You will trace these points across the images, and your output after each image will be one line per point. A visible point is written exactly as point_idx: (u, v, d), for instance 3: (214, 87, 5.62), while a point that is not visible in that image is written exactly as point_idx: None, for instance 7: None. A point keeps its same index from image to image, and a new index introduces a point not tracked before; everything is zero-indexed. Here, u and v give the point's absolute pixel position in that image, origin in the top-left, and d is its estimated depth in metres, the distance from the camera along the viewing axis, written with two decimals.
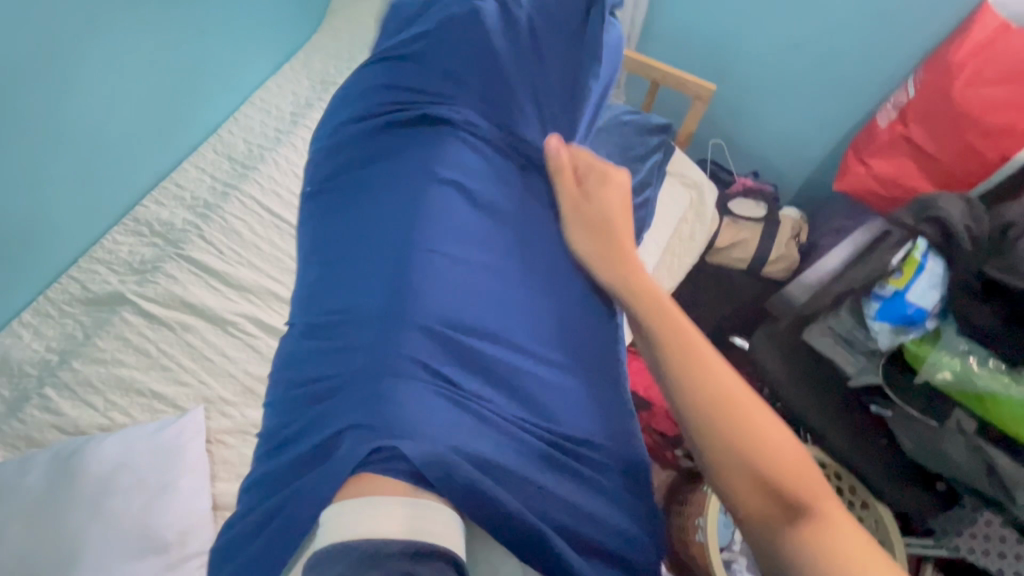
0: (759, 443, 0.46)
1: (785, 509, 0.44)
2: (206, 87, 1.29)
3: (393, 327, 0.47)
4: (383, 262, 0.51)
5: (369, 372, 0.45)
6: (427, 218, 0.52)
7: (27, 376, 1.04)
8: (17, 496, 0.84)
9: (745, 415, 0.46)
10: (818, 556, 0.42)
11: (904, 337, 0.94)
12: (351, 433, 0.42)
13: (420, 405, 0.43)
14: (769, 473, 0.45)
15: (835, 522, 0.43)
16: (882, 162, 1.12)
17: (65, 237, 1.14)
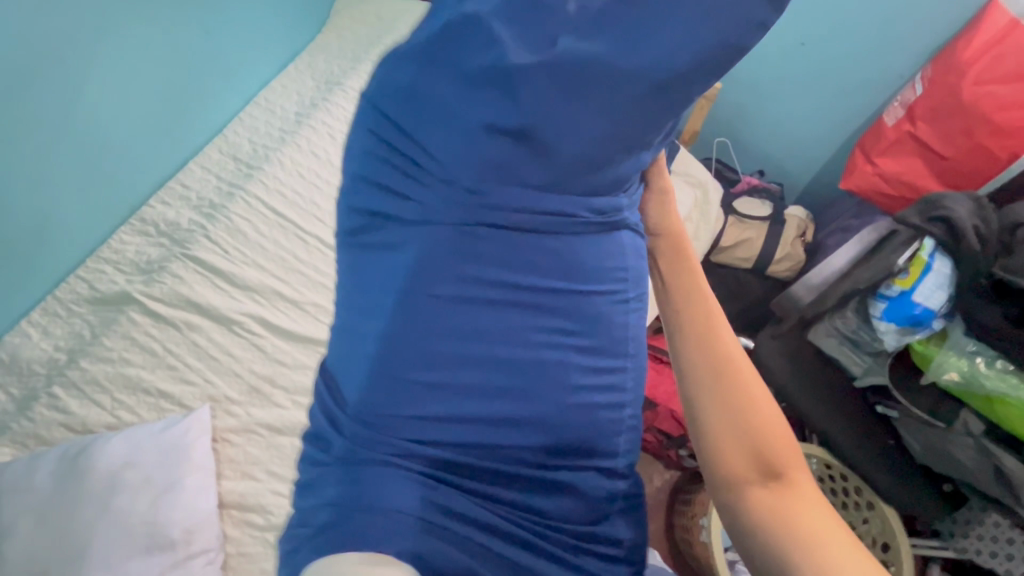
0: (745, 409, 0.51)
1: (755, 470, 0.50)
2: (211, 87, 1.29)
3: (390, 409, 0.46)
4: (387, 330, 0.46)
5: (353, 462, 0.46)
6: (424, 306, 0.46)
7: (35, 375, 1.05)
8: (25, 494, 0.85)
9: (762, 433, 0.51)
10: (777, 515, 0.47)
11: (912, 337, 0.93)
12: (334, 499, 0.45)
13: (400, 492, 0.45)
14: (749, 435, 0.51)
15: (801, 493, 0.49)
16: (890, 162, 1.11)
17: (73, 237, 1.15)
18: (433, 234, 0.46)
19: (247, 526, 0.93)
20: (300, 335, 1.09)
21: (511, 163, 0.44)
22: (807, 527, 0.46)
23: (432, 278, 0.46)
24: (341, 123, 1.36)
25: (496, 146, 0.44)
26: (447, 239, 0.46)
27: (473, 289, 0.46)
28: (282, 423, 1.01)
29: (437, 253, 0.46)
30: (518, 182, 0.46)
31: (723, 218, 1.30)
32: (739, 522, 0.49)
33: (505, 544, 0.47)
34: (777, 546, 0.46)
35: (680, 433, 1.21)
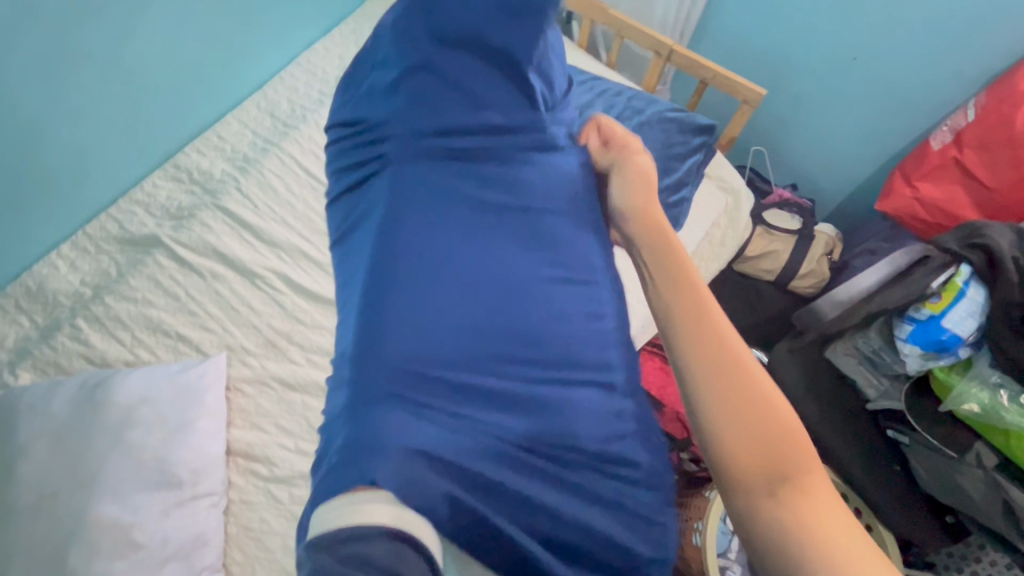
0: (756, 409, 0.47)
1: (767, 478, 0.45)
2: (256, 42, 1.30)
3: (371, 342, 0.44)
4: (384, 255, 0.47)
5: (353, 405, 0.43)
6: (424, 231, 0.49)
7: (60, 307, 1.07)
8: (44, 417, 0.88)
9: (747, 386, 0.48)
10: (793, 523, 0.43)
11: (934, 363, 0.93)
12: (340, 444, 0.42)
13: (397, 426, 0.42)
14: (759, 437, 0.46)
15: (816, 497, 0.44)
16: (930, 187, 1.10)
17: (109, 177, 1.17)
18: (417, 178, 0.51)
19: (252, 475, 0.95)
20: (319, 296, 1.09)
21: (446, 105, 0.53)
22: (821, 531, 0.43)
23: (421, 222, 0.49)
24: None
25: (413, 105, 0.52)
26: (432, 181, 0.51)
27: (456, 213, 0.50)
28: (294, 379, 1.01)
29: (432, 201, 0.50)
30: (466, 123, 0.53)
31: (751, 227, 1.29)
32: (750, 527, 0.45)
33: (519, 479, 0.46)
34: (795, 555, 0.42)
35: (684, 436, 1.20)
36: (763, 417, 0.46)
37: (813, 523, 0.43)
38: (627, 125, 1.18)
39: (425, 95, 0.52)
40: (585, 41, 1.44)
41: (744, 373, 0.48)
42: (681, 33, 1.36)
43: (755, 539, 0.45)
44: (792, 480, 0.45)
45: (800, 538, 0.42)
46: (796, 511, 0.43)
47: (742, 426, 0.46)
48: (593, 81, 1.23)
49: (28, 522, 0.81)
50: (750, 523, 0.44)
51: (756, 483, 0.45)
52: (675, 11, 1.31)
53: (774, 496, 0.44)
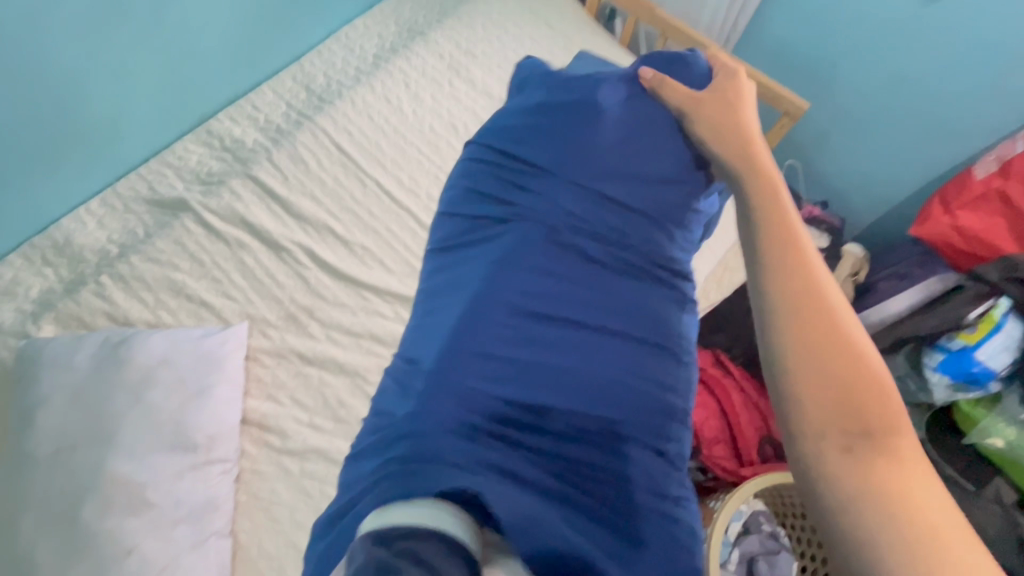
0: (848, 361, 0.39)
1: (854, 431, 0.37)
2: (298, 13, 1.29)
3: (456, 358, 0.48)
4: (479, 285, 0.52)
5: (421, 417, 0.45)
6: (512, 257, 0.53)
7: (86, 262, 1.07)
8: (66, 370, 0.88)
9: (846, 343, 0.40)
10: (882, 487, 0.35)
11: (962, 395, 0.96)
12: (399, 454, 0.44)
13: (458, 443, 0.44)
14: (850, 389, 0.38)
15: (909, 471, 0.36)
16: (970, 216, 1.07)
17: (140, 138, 1.17)
18: (495, 236, 0.55)
19: (265, 446, 0.95)
20: (344, 273, 1.09)
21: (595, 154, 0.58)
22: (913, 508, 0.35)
23: (487, 283, 0.52)
24: (417, 73, 1.34)
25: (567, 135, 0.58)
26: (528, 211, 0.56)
27: (542, 250, 0.54)
28: (313, 354, 1.02)
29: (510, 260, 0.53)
30: (579, 170, 0.57)
31: None
32: (824, 497, 0.37)
33: (561, 509, 0.45)
34: (873, 526, 0.34)
35: (693, 445, 1.19)
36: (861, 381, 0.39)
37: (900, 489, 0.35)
38: None
39: (556, 146, 0.58)
40: (627, 39, 1.42)
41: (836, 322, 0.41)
42: (726, 38, 1.35)
43: (827, 495, 0.37)
44: (878, 438, 0.37)
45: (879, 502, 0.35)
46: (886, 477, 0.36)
47: (837, 380, 0.38)
48: None
49: (45, 472, 0.82)
50: (821, 480, 0.37)
51: (831, 429, 0.38)
52: (723, 16, 1.30)
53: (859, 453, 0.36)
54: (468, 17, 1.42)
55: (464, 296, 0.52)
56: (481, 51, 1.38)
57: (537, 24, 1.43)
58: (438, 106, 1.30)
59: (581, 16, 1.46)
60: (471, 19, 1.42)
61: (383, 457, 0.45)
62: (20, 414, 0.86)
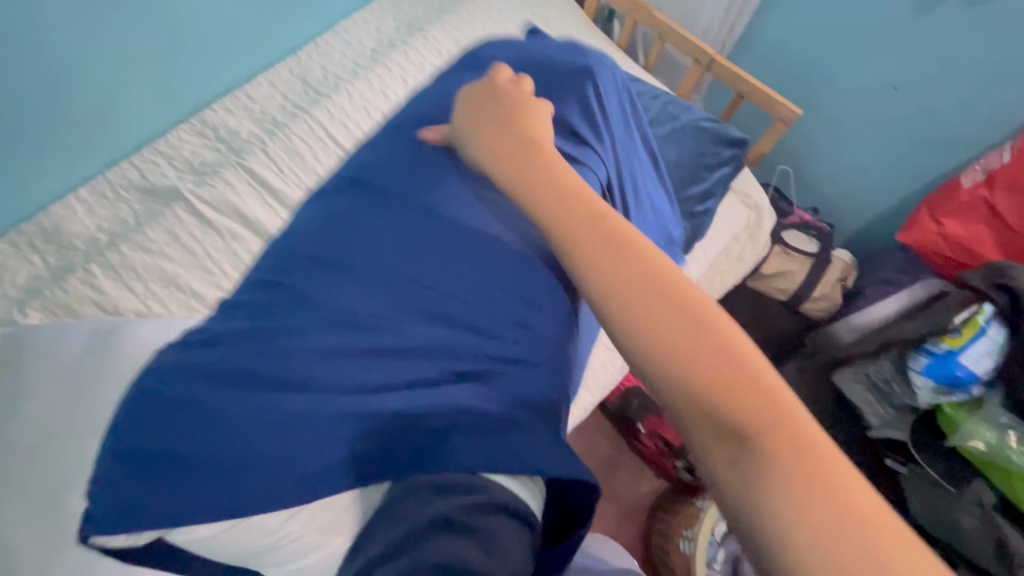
0: (672, 329, 0.39)
1: (744, 446, 0.35)
2: (296, 5, 1.28)
3: (335, 288, 0.55)
4: (346, 228, 0.58)
5: (307, 352, 0.51)
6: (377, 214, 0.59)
7: (74, 250, 1.06)
8: (54, 359, 0.87)
9: (645, 301, 0.41)
10: (772, 497, 0.33)
11: (945, 398, 1.00)
12: (290, 390, 0.50)
13: (353, 371, 0.51)
14: (730, 403, 0.36)
15: (774, 470, 0.34)
16: (956, 224, 1.10)
17: (132, 124, 1.15)
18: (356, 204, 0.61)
19: None
20: None
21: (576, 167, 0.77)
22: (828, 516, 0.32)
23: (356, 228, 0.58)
24: (415, 68, 1.34)
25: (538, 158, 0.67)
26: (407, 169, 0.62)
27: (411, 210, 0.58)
28: None
29: (387, 211, 0.59)
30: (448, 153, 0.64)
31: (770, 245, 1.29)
32: (736, 515, 0.34)
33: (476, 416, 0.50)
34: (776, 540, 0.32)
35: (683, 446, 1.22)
36: (780, 407, 0.36)
37: (805, 505, 0.32)
38: (661, 128, 1.14)
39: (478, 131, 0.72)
40: (625, 42, 1.44)
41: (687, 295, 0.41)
42: (721, 43, 1.38)
43: (734, 516, 0.35)
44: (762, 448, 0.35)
45: (797, 516, 0.32)
46: (807, 498, 0.32)
47: (674, 355, 0.38)
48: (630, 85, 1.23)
49: (25, 464, 0.80)
50: (727, 501, 0.35)
51: (736, 440, 0.35)
52: (720, 21, 1.32)
53: (761, 456, 0.34)
54: (467, 14, 1.43)
55: (329, 235, 0.58)
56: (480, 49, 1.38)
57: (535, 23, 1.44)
58: None
59: (580, 17, 1.47)
60: (470, 16, 1.42)
61: (252, 389, 0.50)
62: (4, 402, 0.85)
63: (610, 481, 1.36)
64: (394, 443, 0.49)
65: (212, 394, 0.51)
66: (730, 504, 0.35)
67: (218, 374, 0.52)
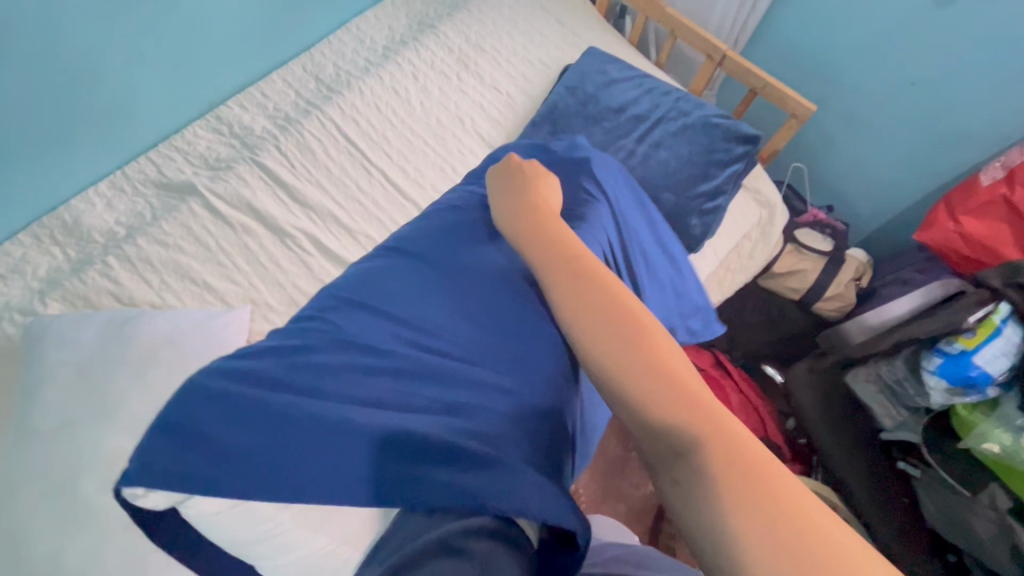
0: (633, 351, 0.45)
1: (686, 460, 0.39)
2: (310, 4, 1.30)
3: (357, 316, 0.58)
4: (379, 269, 0.64)
5: (326, 370, 0.53)
6: (402, 262, 0.65)
7: (93, 243, 1.09)
8: (73, 348, 0.90)
9: (613, 327, 0.47)
10: (715, 508, 0.36)
11: (960, 399, 0.98)
12: (307, 398, 0.50)
13: (365, 387, 0.52)
14: (677, 423, 0.41)
15: (720, 481, 0.37)
16: (974, 222, 1.07)
17: (150, 121, 1.18)
18: (388, 258, 0.66)
19: None
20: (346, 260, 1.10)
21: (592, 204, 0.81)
22: (769, 523, 0.35)
23: (382, 271, 0.64)
24: (426, 65, 1.35)
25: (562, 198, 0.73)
26: (438, 226, 0.70)
27: (436, 260, 0.65)
28: None
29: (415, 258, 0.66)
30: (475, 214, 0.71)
31: (782, 243, 1.27)
32: (692, 536, 0.37)
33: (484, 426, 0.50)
34: (728, 553, 0.35)
35: None
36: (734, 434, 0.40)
37: (742, 516, 0.35)
38: (671, 125, 1.15)
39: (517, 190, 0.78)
40: (636, 38, 1.44)
41: (653, 341, 0.46)
42: (734, 39, 1.36)
43: (693, 538, 0.37)
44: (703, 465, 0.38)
45: (744, 529, 0.35)
46: (754, 516, 0.35)
47: (635, 385, 0.43)
48: (641, 81, 1.22)
49: (43, 448, 0.82)
50: (685, 521, 0.38)
51: (684, 458, 0.39)
52: (734, 15, 1.31)
53: (705, 465, 0.38)
54: (479, 11, 1.43)
55: (358, 278, 0.64)
56: (491, 46, 1.38)
57: (546, 20, 1.44)
58: (445, 99, 1.31)
59: (592, 14, 1.47)
60: (481, 13, 1.43)
61: (272, 396, 0.49)
62: (25, 388, 0.88)
63: (618, 479, 1.35)
64: (392, 465, 0.47)
65: (233, 389, 0.50)
66: (691, 528, 0.38)
67: (242, 375, 0.51)
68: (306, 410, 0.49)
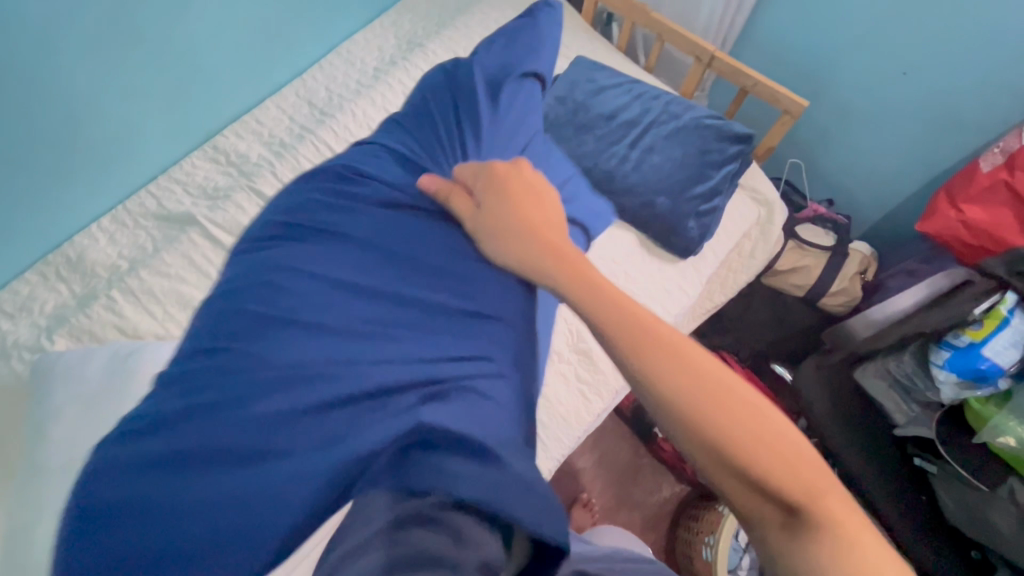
0: (698, 388, 0.43)
1: (786, 505, 0.39)
2: (299, 31, 1.32)
3: (276, 327, 0.55)
4: (292, 268, 0.60)
5: (260, 399, 0.51)
6: (316, 257, 0.61)
7: (97, 278, 1.10)
8: (79, 383, 0.91)
9: (675, 359, 0.45)
10: (825, 554, 0.37)
11: (971, 392, 0.98)
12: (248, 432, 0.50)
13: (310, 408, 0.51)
14: (766, 465, 0.40)
15: (824, 525, 0.38)
16: (977, 210, 1.05)
17: (148, 154, 1.20)
18: (292, 253, 0.62)
19: None
20: None
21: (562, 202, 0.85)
22: (869, 561, 0.36)
23: (296, 270, 0.59)
24: (416, 83, 1.36)
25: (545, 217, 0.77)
26: (352, 212, 0.65)
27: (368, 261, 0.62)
28: None
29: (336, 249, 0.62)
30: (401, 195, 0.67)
31: (783, 241, 1.25)
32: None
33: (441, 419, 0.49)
34: None
35: None
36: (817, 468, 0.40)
37: (855, 562, 0.36)
38: (663, 129, 1.14)
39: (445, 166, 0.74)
40: (624, 43, 1.44)
41: (719, 376, 0.44)
42: (722, 40, 1.36)
43: (780, 569, 0.38)
44: (801, 511, 0.38)
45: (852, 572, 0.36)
46: (852, 562, 0.36)
47: (714, 426, 0.41)
48: (630, 86, 1.22)
49: (54, 485, 0.82)
50: (784, 568, 0.38)
51: (779, 503, 0.39)
52: (720, 16, 1.31)
53: (804, 508, 0.38)
54: (466, 27, 1.44)
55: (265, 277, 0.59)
56: None
57: None
58: None
59: (579, 22, 1.48)
60: (468, 29, 1.44)
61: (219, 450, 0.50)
62: (34, 427, 0.89)
63: (630, 487, 1.33)
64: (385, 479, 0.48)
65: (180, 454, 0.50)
66: (790, 573, 0.38)
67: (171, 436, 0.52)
68: (273, 445, 0.49)
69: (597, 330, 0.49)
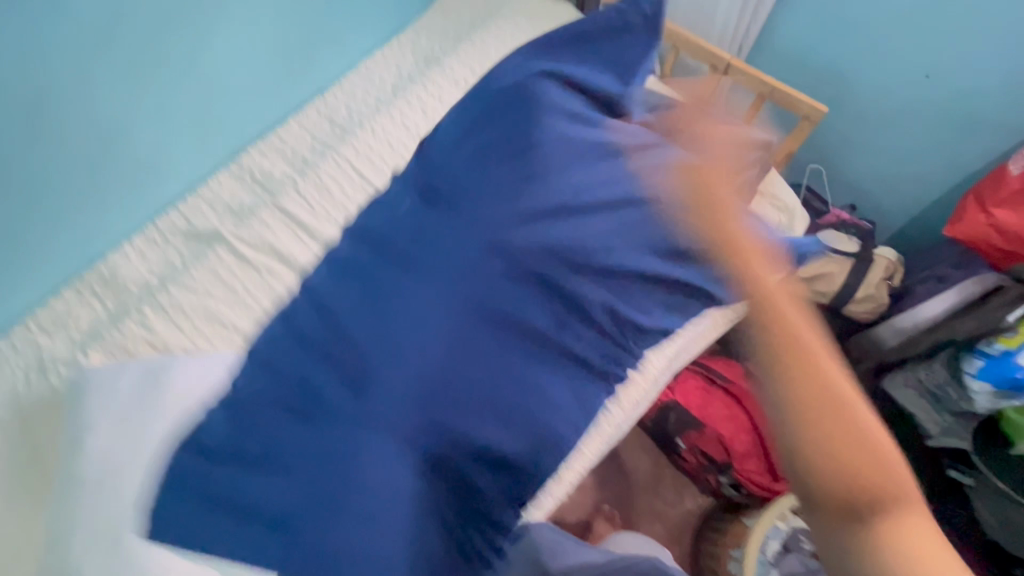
0: (827, 404, 0.50)
1: (872, 511, 0.48)
2: (319, 50, 1.35)
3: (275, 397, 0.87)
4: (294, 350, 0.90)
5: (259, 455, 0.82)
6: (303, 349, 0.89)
7: (129, 294, 1.13)
8: (112, 397, 0.93)
9: (822, 380, 0.51)
10: (895, 551, 0.47)
11: (1006, 402, 0.96)
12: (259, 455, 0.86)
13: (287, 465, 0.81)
14: (869, 478, 0.48)
15: (904, 527, 0.48)
16: (1009, 213, 1.03)
17: (176, 173, 1.24)
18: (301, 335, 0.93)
19: None
20: None
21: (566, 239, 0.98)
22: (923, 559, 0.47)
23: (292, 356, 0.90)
24: (434, 98, 1.39)
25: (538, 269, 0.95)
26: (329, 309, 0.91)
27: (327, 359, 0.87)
28: None
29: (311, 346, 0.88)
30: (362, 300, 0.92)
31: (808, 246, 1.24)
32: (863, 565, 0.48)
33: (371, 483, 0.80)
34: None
35: (726, 460, 1.20)
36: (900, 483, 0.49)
37: (917, 555, 0.47)
38: None
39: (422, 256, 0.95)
40: None
41: (841, 396, 0.51)
42: (739, 46, 1.35)
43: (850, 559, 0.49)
44: (887, 515, 0.48)
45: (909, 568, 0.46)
46: (918, 558, 0.47)
47: (828, 439, 0.49)
48: (646, 98, 1.23)
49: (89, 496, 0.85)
50: (850, 555, 0.49)
51: (866, 509, 0.48)
52: (734, 25, 1.31)
53: (884, 517, 0.48)
54: (481, 42, 1.47)
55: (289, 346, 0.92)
56: None
57: None
58: None
59: None
60: (483, 43, 1.46)
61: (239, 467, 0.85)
62: (69, 441, 0.92)
63: (652, 499, 1.32)
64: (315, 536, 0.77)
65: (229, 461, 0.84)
66: (848, 559, 0.49)
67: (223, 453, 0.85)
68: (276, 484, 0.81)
69: (754, 345, 0.55)
